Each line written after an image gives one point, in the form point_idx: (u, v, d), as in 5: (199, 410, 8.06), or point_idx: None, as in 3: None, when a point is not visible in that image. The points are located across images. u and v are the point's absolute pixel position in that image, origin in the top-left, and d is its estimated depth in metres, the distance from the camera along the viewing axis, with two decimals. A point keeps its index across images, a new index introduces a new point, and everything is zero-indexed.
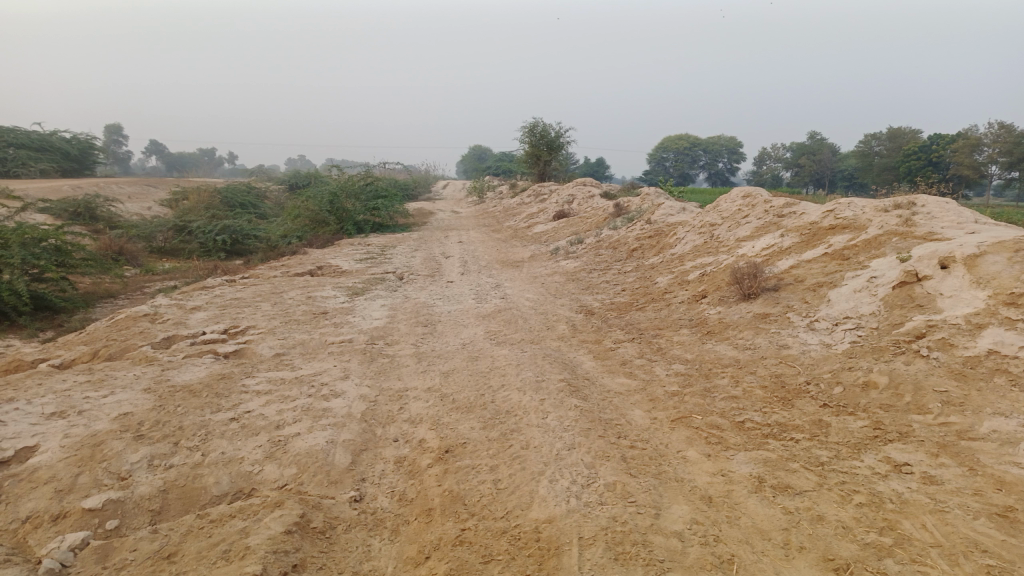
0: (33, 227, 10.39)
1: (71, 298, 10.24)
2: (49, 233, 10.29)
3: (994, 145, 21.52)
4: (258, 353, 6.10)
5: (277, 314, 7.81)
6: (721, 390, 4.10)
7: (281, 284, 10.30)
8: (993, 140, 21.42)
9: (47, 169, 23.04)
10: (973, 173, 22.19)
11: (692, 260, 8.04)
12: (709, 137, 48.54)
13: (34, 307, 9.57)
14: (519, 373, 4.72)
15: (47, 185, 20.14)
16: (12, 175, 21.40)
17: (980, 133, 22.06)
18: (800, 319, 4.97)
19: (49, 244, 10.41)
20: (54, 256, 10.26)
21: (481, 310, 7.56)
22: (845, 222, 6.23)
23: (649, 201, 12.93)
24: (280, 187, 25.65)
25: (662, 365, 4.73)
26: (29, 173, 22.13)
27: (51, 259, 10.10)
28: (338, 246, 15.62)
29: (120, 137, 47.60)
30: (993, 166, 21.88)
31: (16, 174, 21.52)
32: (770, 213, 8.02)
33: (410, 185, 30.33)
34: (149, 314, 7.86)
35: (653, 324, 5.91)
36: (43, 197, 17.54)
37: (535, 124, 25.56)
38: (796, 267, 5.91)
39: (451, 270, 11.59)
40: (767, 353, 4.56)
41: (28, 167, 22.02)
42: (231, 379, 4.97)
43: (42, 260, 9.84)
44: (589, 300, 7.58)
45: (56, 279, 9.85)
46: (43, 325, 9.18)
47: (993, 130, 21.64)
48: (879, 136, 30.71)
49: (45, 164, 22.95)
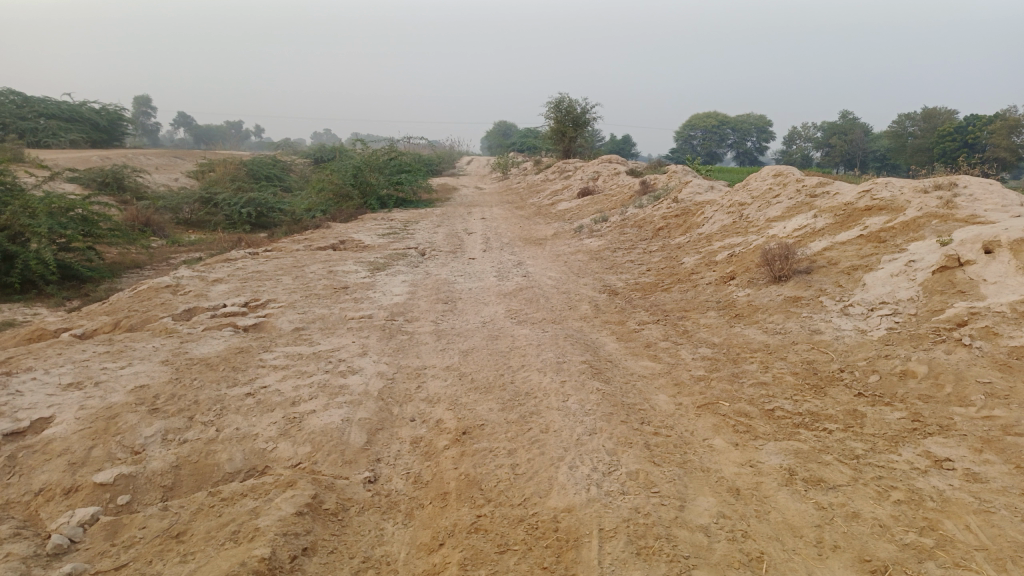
0: (60, 196, 10.44)
1: (97, 268, 10.30)
2: (75, 203, 10.33)
3: None
4: (277, 327, 6.04)
5: (298, 288, 7.76)
6: (750, 376, 3.95)
7: (303, 258, 10.27)
8: None
9: (77, 140, 23.24)
10: (1010, 155, 21.55)
11: (720, 240, 7.83)
12: (738, 115, 47.67)
13: (61, 277, 9.63)
14: (540, 353, 4.60)
15: (76, 155, 20.30)
16: (43, 145, 21.62)
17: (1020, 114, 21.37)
18: (833, 303, 4.78)
19: (75, 214, 10.46)
20: (80, 226, 10.31)
21: (503, 287, 7.44)
22: (882, 203, 5.99)
23: (676, 179, 12.67)
24: (305, 161, 25.66)
25: (688, 348, 4.59)
26: (59, 143, 22.31)
27: (77, 229, 10.15)
28: (361, 220, 15.57)
29: (148, 109, 47.92)
30: None
31: (47, 144, 21.73)
32: (803, 193, 7.77)
33: (435, 161, 30.20)
34: (171, 286, 7.84)
35: (679, 305, 5.75)
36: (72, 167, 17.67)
37: (561, 99, 25.21)
38: (830, 249, 5.69)
39: (474, 246, 11.48)
40: (799, 338, 4.39)
41: (59, 138, 22.22)
42: (248, 353, 4.91)
43: (69, 229, 9.89)
44: (613, 280, 7.43)
45: (82, 248, 9.90)
46: (69, 294, 9.24)
47: None
48: (914, 116, 29.91)
49: (75, 135, 23.15)
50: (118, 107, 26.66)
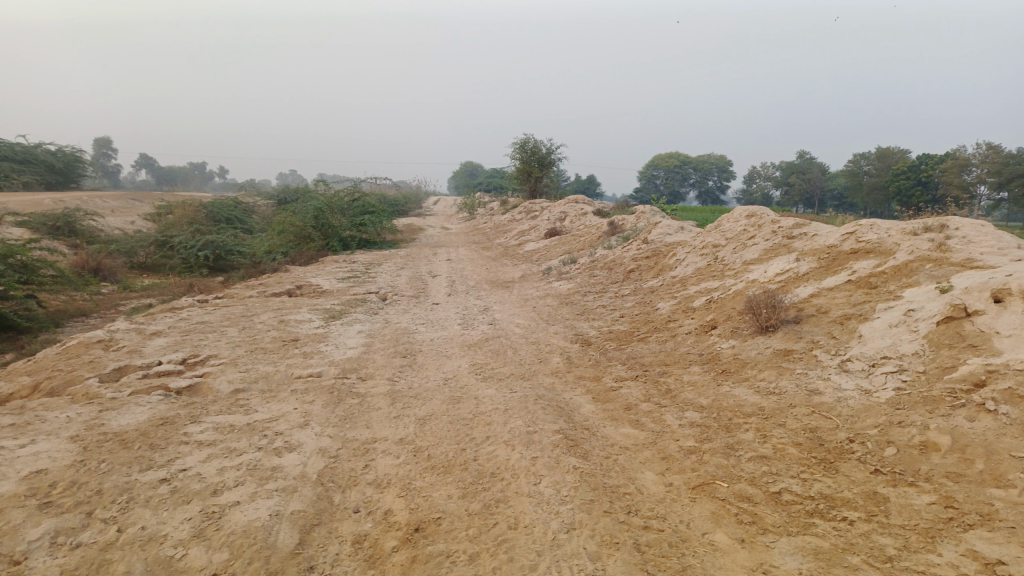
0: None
1: (37, 317, 9.55)
2: (13, 249, 9.61)
3: (983, 166, 21.32)
4: (214, 390, 5.41)
5: (243, 341, 7.12)
6: (747, 447, 3.46)
7: (255, 306, 9.62)
8: (982, 160, 21.25)
9: (30, 182, 22.37)
10: (962, 193, 21.95)
11: (696, 284, 7.41)
12: (701, 155, 48.25)
13: None
14: (507, 420, 4.06)
15: (24, 197, 19.41)
16: None
17: (970, 153, 21.85)
18: (829, 358, 4.33)
19: (14, 260, 9.73)
20: (17, 274, 9.57)
21: (467, 338, 6.90)
22: (869, 246, 5.62)
23: (645, 220, 12.36)
24: (268, 202, 25.01)
25: (674, 412, 4.08)
26: (11, 186, 21.41)
27: (14, 277, 9.41)
28: (322, 263, 14.96)
29: (109, 151, 46.86)
30: (983, 186, 21.69)
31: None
32: (780, 234, 7.42)
33: (399, 202, 29.76)
34: (104, 341, 7.14)
35: (659, 359, 5.27)
36: (19, 209, 16.80)
37: (527, 140, 25.05)
38: (818, 296, 5.28)
39: (437, 290, 10.96)
40: (796, 400, 3.92)
41: (11, 180, 21.32)
42: (172, 426, 4.28)
43: (4, 277, 9.15)
44: (585, 328, 6.95)
45: (20, 297, 9.17)
46: (1, 347, 8.47)
47: (982, 151, 21.48)
48: (868, 156, 30.52)
49: (28, 177, 22.27)
50: (74, 149, 25.73)
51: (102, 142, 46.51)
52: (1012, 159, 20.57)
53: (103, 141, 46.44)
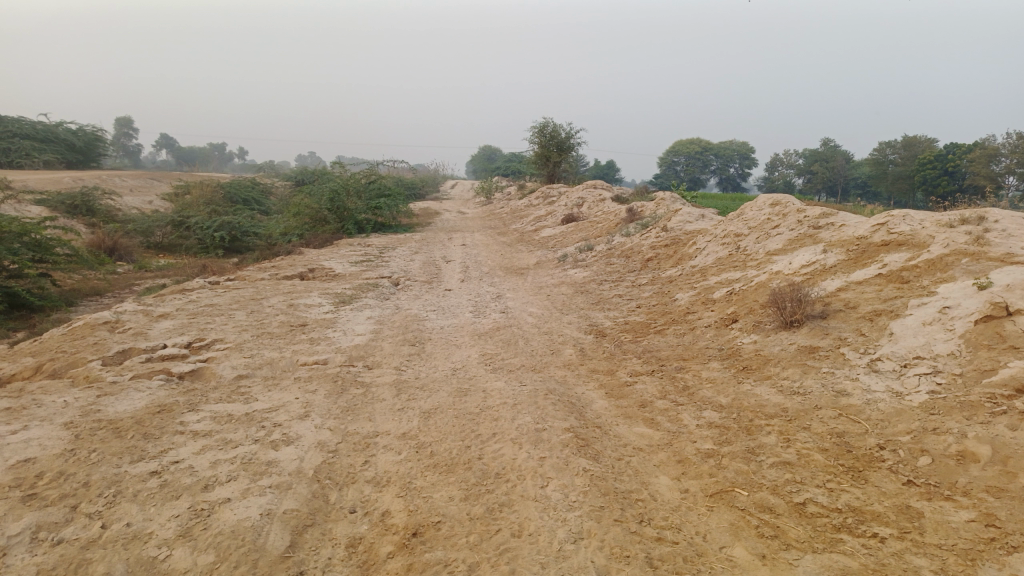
0: (12, 220, 9.65)
1: (51, 296, 9.49)
2: (27, 228, 9.55)
3: (1012, 156, 20.74)
4: (217, 376, 5.26)
5: (251, 326, 6.98)
6: (769, 452, 3.25)
7: (266, 289, 9.50)
8: (1010, 150, 20.67)
9: (51, 161, 22.43)
10: (989, 183, 21.39)
11: (717, 275, 7.16)
12: (722, 142, 47.57)
13: (8, 306, 8.81)
14: (515, 416, 3.87)
15: (43, 175, 19.45)
16: (15, 166, 20.76)
17: (998, 143, 21.26)
18: (857, 357, 4.09)
19: (28, 239, 9.67)
20: (31, 252, 9.51)
21: (479, 326, 6.71)
22: (901, 238, 5.35)
23: (665, 207, 12.09)
24: (286, 184, 24.93)
25: (691, 410, 3.87)
26: (33, 164, 21.46)
27: (28, 256, 9.35)
28: (336, 246, 14.83)
29: (131, 130, 47.05)
30: (1011, 177, 21.10)
31: (20, 164, 20.88)
32: (806, 224, 7.15)
33: (417, 186, 29.58)
34: (110, 322, 7.04)
35: (676, 353, 5.06)
36: (38, 187, 16.82)
37: (546, 124, 24.74)
38: (846, 290, 5.03)
39: (451, 275, 10.79)
40: (821, 401, 3.69)
41: (32, 159, 21.38)
42: (168, 414, 4.13)
43: (18, 256, 9.09)
44: (600, 318, 6.74)
45: (34, 275, 9.12)
46: (14, 325, 8.41)
47: (1011, 140, 20.89)
48: (894, 144, 29.87)
49: (49, 156, 22.31)
50: (95, 128, 25.75)
51: (123, 121, 46.70)
52: None
53: (124, 120, 46.65)
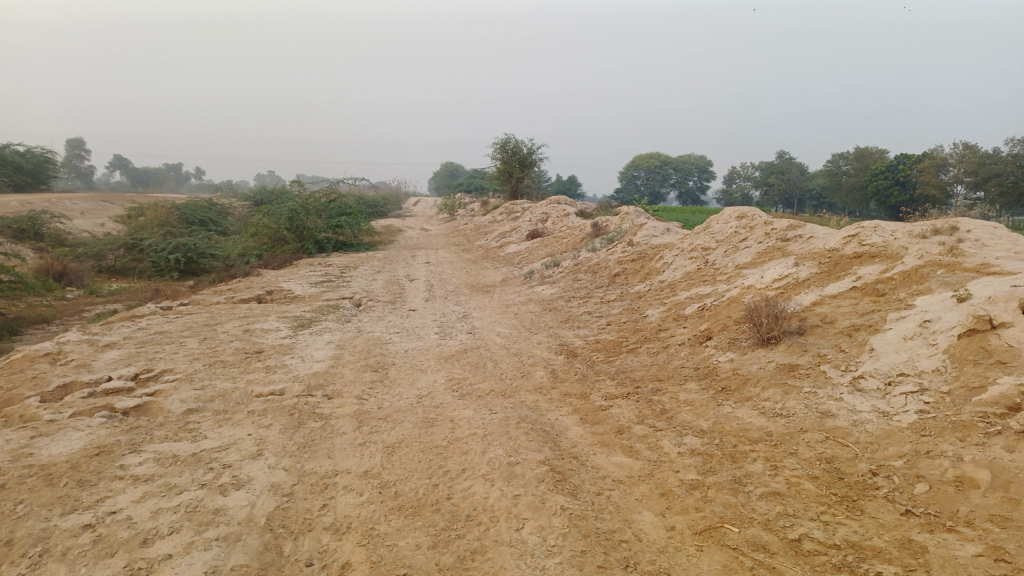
0: None
1: None
2: None
3: (960, 165, 21.26)
4: (165, 410, 4.91)
5: (203, 354, 6.61)
6: (757, 482, 3.06)
7: (221, 314, 9.10)
8: (958, 160, 21.18)
9: None
10: (939, 193, 21.86)
11: (687, 290, 7.02)
12: (682, 156, 48.12)
13: None
14: (486, 448, 3.62)
15: None
16: None
17: (946, 153, 21.78)
18: (839, 375, 3.94)
19: None
20: None
21: (444, 348, 6.44)
22: (873, 250, 5.26)
23: (629, 221, 11.99)
24: (244, 203, 24.37)
25: (671, 437, 3.67)
26: None
27: None
28: (296, 266, 14.43)
29: (83, 151, 45.83)
30: (959, 186, 21.62)
31: None
32: (774, 237, 7.06)
33: (378, 203, 29.21)
34: (52, 354, 6.60)
35: (651, 374, 4.86)
36: None
37: (508, 140, 24.66)
38: (821, 305, 4.91)
39: (415, 295, 10.50)
40: (806, 423, 3.52)
41: None
42: (107, 457, 3.78)
43: None
44: (570, 337, 6.53)
45: None
46: None
47: (958, 150, 21.43)
48: (847, 156, 30.51)
49: None
50: (45, 149, 24.89)
51: (75, 141, 45.48)
52: (988, 158, 20.50)
53: (76, 141, 45.44)
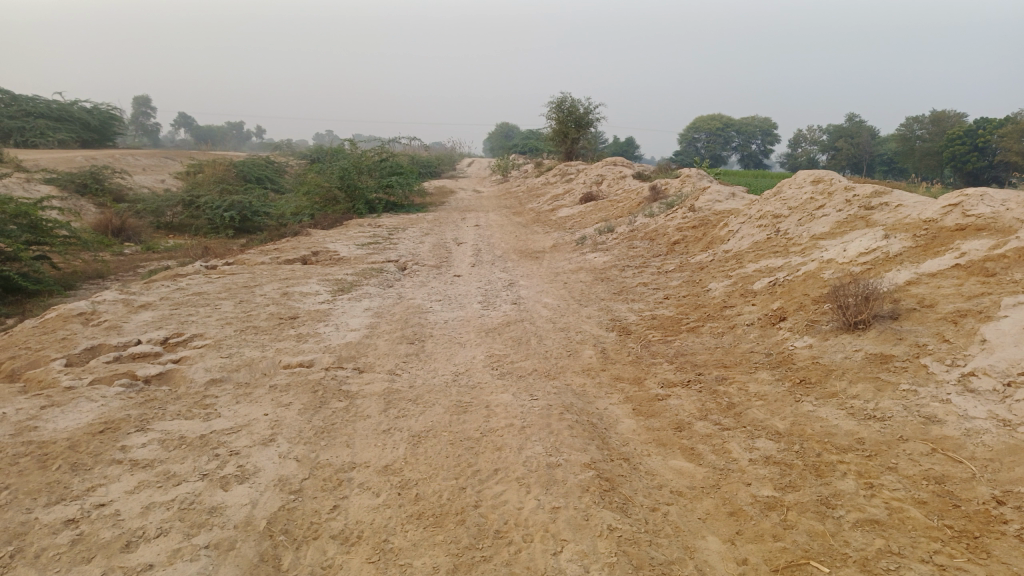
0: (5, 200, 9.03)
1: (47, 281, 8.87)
2: (21, 209, 8.93)
3: None
4: (187, 380, 4.59)
5: (236, 318, 6.30)
6: (850, 505, 2.51)
7: (263, 275, 8.82)
8: None
9: (66, 140, 21.89)
10: (1021, 160, 20.31)
11: (755, 262, 6.37)
12: (745, 118, 46.18)
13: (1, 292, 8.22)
14: (525, 444, 3.16)
15: (56, 154, 18.92)
16: (30, 146, 20.24)
17: None
18: (944, 371, 3.31)
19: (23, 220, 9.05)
20: (25, 234, 8.90)
21: (487, 320, 5.98)
22: (980, 222, 4.53)
23: (690, 184, 11.26)
24: (301, 162, 24.27)
25: (741, 439, 3.14)
26: (48, 144, 20.94)
27: (21, 239, 8.74)
28: (346, 227, 14.15)
29: (149, 109, 46.63)
30: None
31: (34, 144, 20.37)
32: (856, 204, 6.32)
33: (432, 164, 28.82)
34: (85, 314, 6.38)
35: (715, 359, 4.31)
36: (50, 166, 16.28)
37: (564, 99, 23.87)
38: (917, 285, 4.25)
39: (462, 259, 10.06)
40: (907, 431, 2.94)
41: (47, 137, 20.87)
42: (112, 436, 3.45)
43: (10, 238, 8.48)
44: (624, 310, 5.99)
45: (27, 258, 8.50)
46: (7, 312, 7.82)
47: None
48: (922, 119, 28.72)
49: (64, 135, 21.75)
50: (110, 106, 25.13)
51: (141, 99, 46.16)
52: None
53: (142, 98, 46.15)
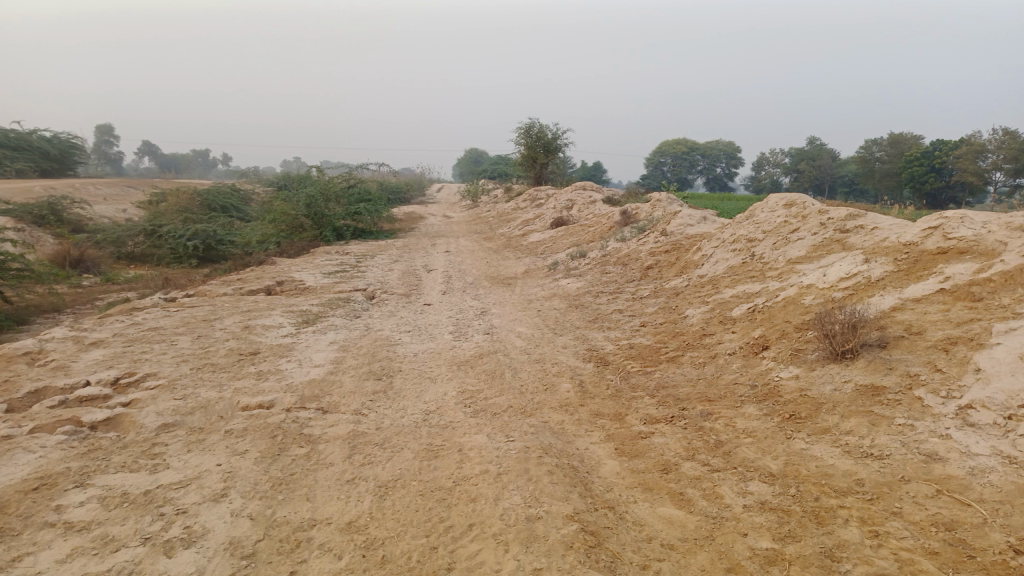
0: None
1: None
2: None
3: (999, 152, 20.17)
4: (137, 425, 4.26)
5: (193, 355, 5.98)
6: (856, 558, 2.32)
7: (225, 307, 8.48)
8: (997, 146, 20.10)
9: (24, 170, 21.25)
10: (976, 180, 20.77)
11: (731, 287, 6.24)
12: (709, 142, 46.84)
13: None
14: (502, 494, 2.92)
15: (12, 183, 18.33)
16: None
17: (985, 139, 20.68)
18: (939, 403, 3.15)
19: None
20: None
21: (458, 352, 5.74)
22: (962, 245, 4.43)
23: (661, 208, 11.19)
24: (268, 189, 23.91)
25: (733, 482, 2.94)
26: (5, 173, 20.33)
27: None
28: (312, 255, 13.84)
29: (112, 138, 45.84)
30: (998, 173, 20.52)
31: None
32: (831, 227, 6.24)
33: (400, 189, 28.63)
34: (32, 353, 5.98)
35: (699, 391, 4.11)
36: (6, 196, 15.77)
37: (532, 124, 23.91)
38: (902, 311, 4.12)
39: (432, 287, 9.82)
40: (908, 470, 2.77)
41: (4, 167, 20.28)
42: (46, 493, 3.13)
43: None
44: (600, 339, 5.80)
45: None
46: None
47: (998, 136, 20.37)
48: (880, 142, 29.33)
49: (21, 164, 21.08)
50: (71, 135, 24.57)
51: (103, 127, 45.39)
52: None
53: (104, 126, 45.41)
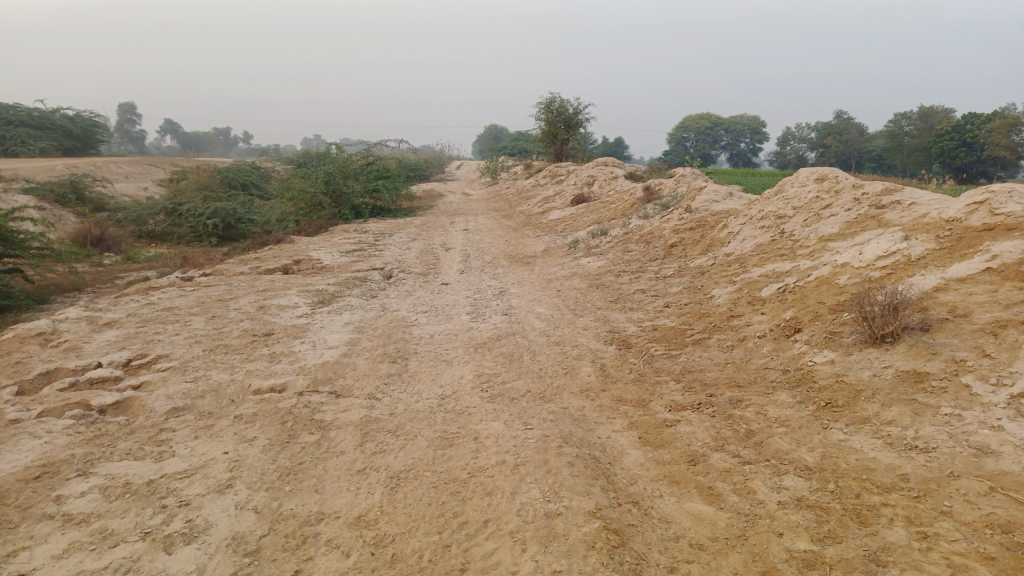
0: None
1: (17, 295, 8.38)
2: None
3: None
4: (146, 409, 4.15)
5: (207, 336, 5.87)
6: (904, 563, 2.13)
7: (241, 286, 8.38)
8: None
9: (47, 149, 21.35)
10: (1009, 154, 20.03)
11: (760, 265, 6.00)
12: (733, 117, 45.95)
13: None
14: (520, 488, 2.75)
15: (36, 162, 18.40)
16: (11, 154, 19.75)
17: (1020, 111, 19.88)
18: (989, 390, 2.93)
19: None
20: None
21: (476, 334, 5.58)
22: (1010, 221, 4.15)
23: (685, 184, 10.89)
24: (287, 166, 23.83)
25: (766, 476, 2.75)
26: (29, 153, 20.42)
27: None
28: (331, 233, 13.72)
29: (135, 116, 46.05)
30: None
31: (15, 153, 19.89)
32: (866, 203, 5.95)
33: (420, 166, 28.42)
34: (45, 334, 5.90)
35: (727, 377, 3.91)
36: (29, 176, 15.78)
37: (552, 99, 23.48)
38: (945, 292, 3.87)
39: (450, 266, 9.65)
40: (957, 465, 2.56)
41: (28, 146, 20.36)
42: (47, 482, 3.01)
43: None
44: (622, 321, 5.60)
45: None
46: None
47: None
48: (909, 116, 28.44)
49: (45, 143, 21.12)
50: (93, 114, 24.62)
51: (126, 106, 45.64)
52: None
53: (127, 104, 45.66)
